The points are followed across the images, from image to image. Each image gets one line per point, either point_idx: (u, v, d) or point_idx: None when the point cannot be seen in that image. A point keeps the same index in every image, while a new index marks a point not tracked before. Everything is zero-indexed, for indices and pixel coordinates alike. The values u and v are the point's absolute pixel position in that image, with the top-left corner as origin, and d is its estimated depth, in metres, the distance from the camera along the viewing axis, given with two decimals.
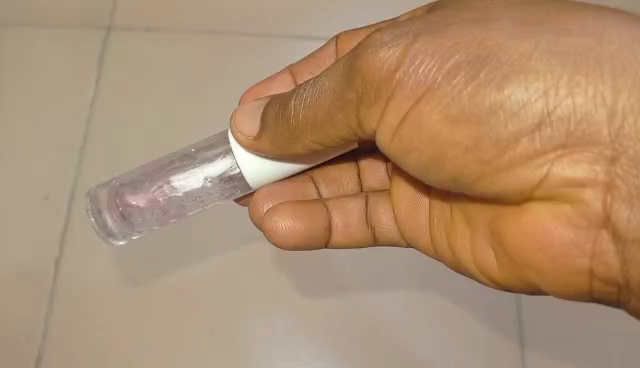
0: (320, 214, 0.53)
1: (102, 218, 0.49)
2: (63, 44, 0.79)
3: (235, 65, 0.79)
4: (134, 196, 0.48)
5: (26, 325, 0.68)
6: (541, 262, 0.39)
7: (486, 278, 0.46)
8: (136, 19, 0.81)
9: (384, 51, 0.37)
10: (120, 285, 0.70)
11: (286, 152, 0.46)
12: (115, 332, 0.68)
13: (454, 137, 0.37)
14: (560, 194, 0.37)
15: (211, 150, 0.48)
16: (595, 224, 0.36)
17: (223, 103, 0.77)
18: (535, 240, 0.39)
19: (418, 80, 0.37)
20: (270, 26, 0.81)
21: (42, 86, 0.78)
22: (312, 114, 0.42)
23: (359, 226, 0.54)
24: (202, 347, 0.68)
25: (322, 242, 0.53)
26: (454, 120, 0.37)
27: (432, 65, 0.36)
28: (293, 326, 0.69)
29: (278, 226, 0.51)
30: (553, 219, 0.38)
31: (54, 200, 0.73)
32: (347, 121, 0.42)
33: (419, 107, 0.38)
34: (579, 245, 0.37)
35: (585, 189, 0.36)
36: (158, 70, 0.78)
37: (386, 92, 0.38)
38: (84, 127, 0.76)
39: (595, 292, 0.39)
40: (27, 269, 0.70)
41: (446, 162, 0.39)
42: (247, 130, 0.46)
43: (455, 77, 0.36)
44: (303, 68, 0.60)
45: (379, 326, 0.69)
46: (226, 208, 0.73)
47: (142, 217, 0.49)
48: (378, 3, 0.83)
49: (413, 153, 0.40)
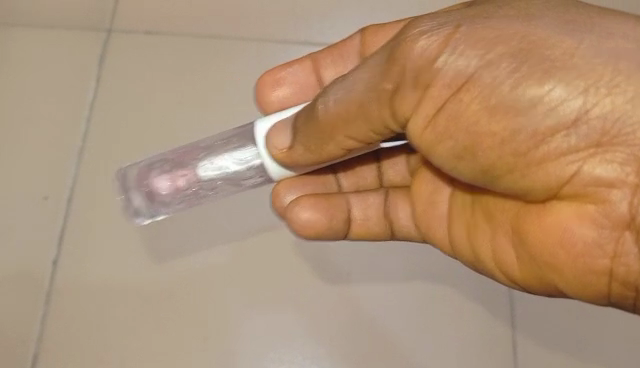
0: (340, 206, 0.53)
1: (130, 197, 0.49)
2: (65, 44, 0.79)
3: (230, 69, 0.79)
4: (162, 179, 0.48)
5: (23, 328, 0.68)
6: (563, 260, 0.39)
7: (505, 277, 0.46)
8: (137, 22, 0.81)
9: (423, 40, 0.38)
10: (116, 284, 0.70)
11: (319, 155, 0.46)
12: (110, 332, 0.68)
13: (491, 127, 0.38)
14: (586, 193, 0.37)
15: (237, 141, 0.49)
16: (617, 227, 0.37)
17: (226, 103, 0.78)
18: (559, 239, 0.39)
19: (457, 70, 0.38)
20: (273, 29, 0.82)
21: (42, 85, 0.78)
22: (343, 109, 0.43)
23: (378, 219, 0.55)
24: (195, 346, 0.68)
25: (341, 234, 0.54)
26: (493, 111, 0.37)
27: (473, 55, 0.37)
28: (291, 328, 0.69)
29: (300, 216, 0.51)
30: (577, 219, 0.38)
31: (53, 201, 0.73)
32: (382, 115, 0.43)
33: (459, 97, 0.38)
34: (601, 245, 0.38)
35: (613, 190, 0.36)
36: (155, 72, 0.79)
37: (425, 80, 0.39)
38: (85, 128, 0.76)
39: (613, 295, 0.39)
40: (25, 268, 0.70)
41: (480, 153, 0.39)
42: (280, 143, 0.46)
43: (497, 68, 0.37)
44: (325, 57, 0.59)
45: (376, 329, 0.70)
46: (225, 205, 0.73)
47: (169, 200, 0.49)
48: (376, 7, 0.84)
49: (446, 143, 0.40)
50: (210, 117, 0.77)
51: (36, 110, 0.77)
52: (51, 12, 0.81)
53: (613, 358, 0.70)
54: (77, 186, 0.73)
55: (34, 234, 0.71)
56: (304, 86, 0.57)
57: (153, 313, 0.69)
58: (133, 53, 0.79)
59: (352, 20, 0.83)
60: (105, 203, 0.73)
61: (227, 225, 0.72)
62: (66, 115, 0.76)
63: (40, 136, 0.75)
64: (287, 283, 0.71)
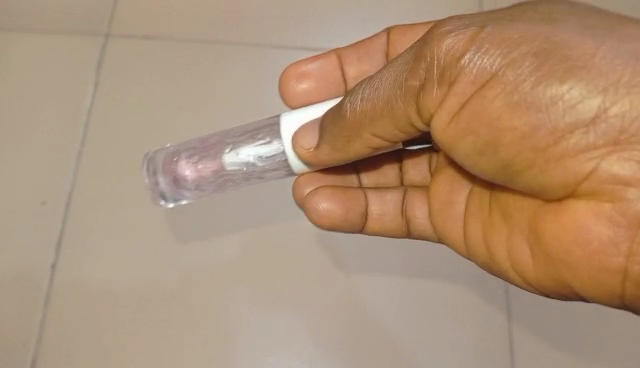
0: (358, 201, 0.56)
1: (157, 181, 0.52)
2: (63, 48, 0.80)
3: (227, 73, 0.79)
4: (187, 166, 0.51)
5: (21, 334, 0.68)
6: (580, 258, 0.40)
7: (520, 277, 0.47)
8: (134, 27, 0.81)
9: (450, 39, 0.39)
10: (113, 288, 0.70)
11: (345, 154, 0.49)
12: (108, 334, 0.69)
13: (513, 122, 0.38)
14: (602, 192, 0.38)
15: (259, 134, 0.51)
16: (632, 225, 0.37)
17: (224, 107, 0.78)
18: (576, 237, 0.39)
19: (482, 69, 0.38)
20: (270, 34, 0.82)
21: (40, 89, 0.78)
22: (372, 107, 0.45)
23: (395, 215, 0.57)
24: (192, 347, 0.68)
25: (357, 227, 0.56)
26: (516, 107, 0.38)
27: (498, 54, 0.38)
28: (294, 326, 0.69)
29: (318, 207, 0.54)
30: (593, 216, 0.38)
31: (50, 206, 0.73)
32: (407, 113, 0.44)
33: (482, 94, 0.39)
34: (616, 243, 0.38)
35: (629, 188, 0.37)
36: (153, 77, 0.79)
37: (451, 78, 0.40)
38: (83, 134, 0.76)
39: (627, 295, 0.40)
40: (24, 271, 0.71)
41: (501, 148, 0.40)
42: (307, 143, 0.49)
43: (520, 66, 0.37)
44: (350, 53, 0.62)
45: (378, 329, 0.70)
46: (225, 208, 0.74)
47: (193, 185, 0.51)
48: (373, 13, 0.84)
49: (469, 137, 0.41)
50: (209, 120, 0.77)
51: (34, 115, 0.77)
52: (50, 17, 0.81)
53: (612, 361, 0.70)
54: (75, 191, 0.74)
55: (32, 238, 0.72)
56: (327, 81, 0.61)
57: (151, 315, 0.69)
58: (131, 58, 0.80)
59: (348, 24, 0.83)
60: (103, 207, 0.73)
61: (225, 230, 0.73)
62: (65, 120, 0.77)
63: (39, 141, 0.76)
64: (291, 285, 0.71)
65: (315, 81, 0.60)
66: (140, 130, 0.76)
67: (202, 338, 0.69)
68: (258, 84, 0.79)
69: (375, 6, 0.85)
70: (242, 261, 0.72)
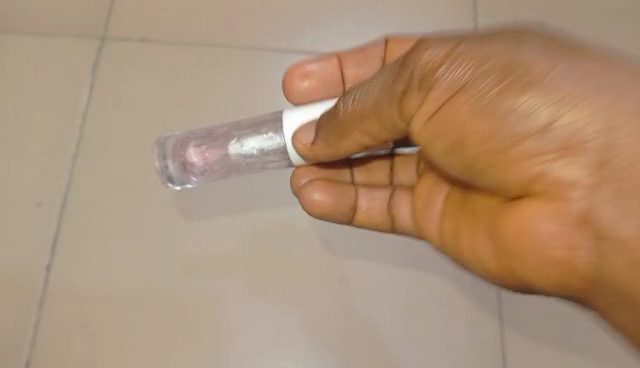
0: (347, 194, 0.58)
1: (165, 164, 0.56)
2: (59, 51, 0.80)
3: (223, 77, 0.80)
4: (194, 153, 0.55)
5: (14, 336, 0.69)
6: (527, 252, 0.40)
7: (478, 273, 0.47)
8: (130, 29, 0.82)
9: (430, 51, 0.42)
10: (108, 289, 0.71)
11: (336, 151, 0.52)
12: (104, 335, 0.69)
13: (474, 127, 0.40)
14: (549, 192, 0.38)
15: (263, 127, 0.55)
16: (574, 226, 0.38)
17: (219, 110, 0.79)
18: (524, 231, 0.39)
19: (453, 80, 0.41)
20: (265, 37, 0.83)
21: (36, 92, 0.78)
22: (359, 108, 0.48)
23: (381, 210, 0.58)
24: (187, 347, 0.69)
25: (345, 218, 0.59)
26: (478, 113, 0.40)
27: (470, 67, 0.40)
28: (289, 328, 0.70)
29: (310, 197, 0.57)
30: (542, 211, 0.38)
31: (46, 207, 0.74)
32: (387, 119, 0.47)
33: (451, 102, 0.41)
34: (560, 237, 0.38)
35: (573, 189, 0.37)
36: (148, 80, 0.80)
37: (426, 86, 0.42)
38: (76, 137, 0.77)
39: (572, 290, 0.40)
40: (19, 273, 0.71)
41: (464, 152, 0.41)
42: (305, 138, 0.53)
43: (488, 78, 0.39)
44: (351, 56, 0.63)
45: (371, 334, 0.71)
46: (222, 208, 0.74)
47: (200, 171, 0.56)
48: (368, 16, 0.85)
49: (437, 141, 0.43)
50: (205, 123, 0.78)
51: (30, 117, 0.77)
52: (46, 19, 0.81)
53: (601, 359, 0.72)
54: (70, 193, 0.74)
55: (28, 240, 0.72)
56: (327, 84, 0.62)
57: (146, 316, 0.70)
58: (127, 61, 0.80)
59: (343, 27, 0.84)
60: (99, 209, 0.74)
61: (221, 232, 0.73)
62: (60, 122, 0.77)
63: (35, 143, 0.76)
64: (288, 288, 0.72)
65: (316, 83, 0.62)
66: (136, 133, 0.77)
67: (196, 339, 0.70)
68: (253, 87, 0.80)
69: (368, 10, 0.85)
70: (235, 261, 0.72)
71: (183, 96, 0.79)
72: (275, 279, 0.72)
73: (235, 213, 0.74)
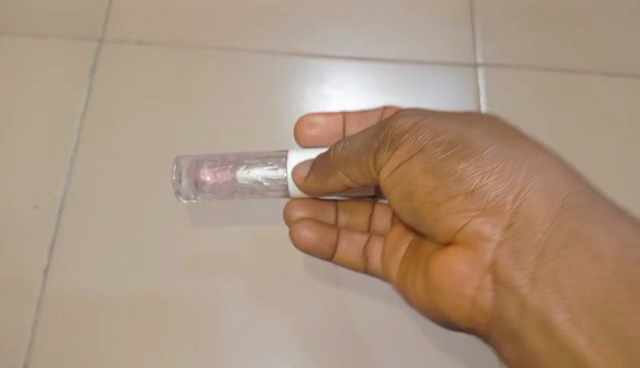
0: (330, 235, 0.71)
1: (180, 180, 0.69)
2: (57, 54, 0.81)
3: (222, 80, 0.81)
4: (208, 174, 0.68)
5: (11, 337, 0.69)
6: (448, 288, 0.53)
7: (456, 315, 0.53)
8: (127, 32, 0.82)
9: (403, 119, 0.55)
10: (106, 291, 0.71)
11: (324, 186, 0.64)
12: (102, 335, 0.69)
13: (425, 181, 0.53)
14: (469, 242, 0.51)
15: (268, 161, 0.68)
16: (483, 267, 0.50)
17: (218, 112, 0.79)
18: (446, 273, 0.52)
19: (414, 142, 0.53)
20: (263, 39, 0.83)
21: (34, 94, 0.79)
22: (347, 154, 0.60)
23: (356, 253, 0.71)
24: (186, 347, 0.69)
25: (326, 255, 0.71)
26: (428, 171, 0.52)
27: (426, 134, 0.53)
28: (286, 331, 0.71)
29: (301, 232, 0.70)
30: (463, 259, 0.51)
31: (44, 209, 0.74)
32: (368, 164, 0.58)
33: (410, 160, 0.54)
34: (470, 278, 0.51)
35: (488, 242, 0.49)
36: (146, 82, 0.80)
37: (396, 144, 0.54)
38: (75, 140, 0.77)
39: (522, 338, 0.47)
40: (17, 274, 0.71)
41: (416, 201, 0.54)
42: (300, 170, 0.65)
43: (438, 144, 0.52)
44: (353, 119, 0.75)
45: (367, 343, 0.71)
46: (220, 215, 0.75)
47: (207, 189, 0.69)
48: (365, 19, 0.86)
49: (399, 188, 0.55)
50: (203, 124, 0.78)
51: (28, 120, 0.78)
52: (43, 22, 0.82)
53: None
54: (68, 197, 0.74)
55: (26, 241, 0.72)
56: (330, 136, 0.74)
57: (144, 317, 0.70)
58: (125, 63, 0.80)
59: (341, 29, 0.85)
60: (97, 211, 0.74)
61: (219, 237, 0.74)
62: (58, 125, 0.77)
63: (32, 145, 0.76)
64: (284, 296, 0.72)
65: (321, 134, 0.74)
66: (134, 135, 0.77)
67: (195, 341, 0.70)
68: (251, 89, 0.80)
69: (364, 12, 0.86)
70: (232, 267, 0.73)
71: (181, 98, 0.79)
72: (272, 284, 0.72)
73: (233, 218, 0.75)
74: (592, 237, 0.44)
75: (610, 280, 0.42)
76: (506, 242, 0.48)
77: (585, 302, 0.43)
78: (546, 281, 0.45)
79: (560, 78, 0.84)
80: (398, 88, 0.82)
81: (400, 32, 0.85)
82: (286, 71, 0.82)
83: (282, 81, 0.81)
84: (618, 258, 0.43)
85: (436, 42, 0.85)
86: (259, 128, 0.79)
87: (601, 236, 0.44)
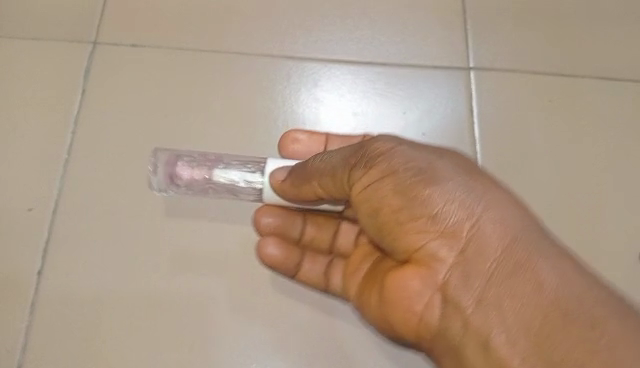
0: (295, 253, 0.71)
1: (156, 172, 0.69)
2: (51, 57, 0.81)
3: (216, 82, 0.81)
4: (185, 169, 0.68)
5: (5, 337, 0.69)
6: (398, 305, 0.54)
7: (402, 328, 0.55)
8: (121, 34, 0.82)
9: (380, 142, 0.56)
10: (99, 292, 0.71)
11: (298, 193, 0.64)
12: (96, 337, 0.69)
13: (391, 201, 0.53)
14: (425, 262, 0.52)
15: (246, 165, 0.69)
16: (435, 286, 0.51)
17: (212, 114, 0.79)
18: (398, 290, 0.54)
19: (387, 164, 0.54)
20: (257, 42, 0.83)
21: (28, 96, 0.79)
22: (323, 166, 0.60)
23: (318, 275, 0.72)
24: (180, 348, 0.69)
25: (289, 273, 0.72)
26: (397, 191, 0.53)
27: (401, 159, 0.54)
28: (279, 332, 0.71)
29: (268, 248, 0.71)
30: (415, 279, 0.52)
31: (38, 211, 0.74)
32: (342, 178, 0.59)
33: (381, 180, 0.54)
34: (422, 296, 0.52)
35: (442, 265, 0.51)
36: (140, 85, 0.80)
37: (370, 163, 0.55)
38: (69, 141, 0.77)
39: (462, 352, 0.50)
40: (11, 276, 0.71)
41: (380, 219, 0.55)
42: (278, 174, 0.66)
43: (410, 167, 0.53)
44: (338, 140, 0.76)
45: (361, 342, 0.71)
46: (213, 216, 0.75)
47: (182, 184, 0.69)
48: (358, 22, 0.86)
49: (366, 205, 0.56)
50: (197, 126, 0.78)
51: (22, 122, 0.78)
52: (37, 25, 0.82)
53: None
54: (62, 199, 0.74)
55: (20, 242, 0.72)
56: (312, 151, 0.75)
57: (138, 318, 0.70)
58: (119, 66, 0.81)
59: (334, 32, 0.85)
60: (90, 213, 0.74)
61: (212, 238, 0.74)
62: (53, 127, 0.78)
63: (27, 147, 0.77)
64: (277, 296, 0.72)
65: (305, 149, 0.75)
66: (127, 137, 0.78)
67: (188, 343, 0.70)
68: (245, 91, 0.81)
69: (358, 16, 0.86)
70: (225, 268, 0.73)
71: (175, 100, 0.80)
72: (266, 285, 0.72)
73: (227, 220, 0.75)
74: (537, 271, 0.47)
75: (549, 308, 0.45)
76: (459, 266, 0.50)
77: (523, 327, 0.46)
78: (491, 304, 0.48)
79: (553, 80, 0.85)
80: (392, 91, 0.83)
81: (395, 34, 0.86)
82: (280, 73, 0.82)
83: (275, 83, 0.81)
84: (558, 292, 0.46)
85: (429, 45, 0.85)
86: (253, 130, 0.79)
87: (545, 271, 0.47)
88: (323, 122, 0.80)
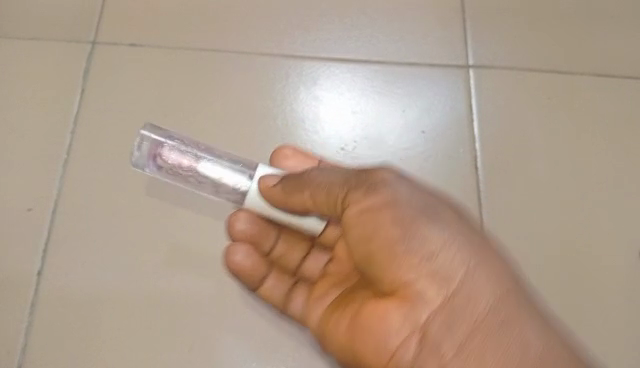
0: (260, 268, 0.69)
1: (141, 144, 0.66)
2: (50, 57, 0.81)
3: (215, 82, 0.81)
4: (172, 152, 0.66)
5: (6, 339, 0.68)
6: (368, 338, 0.52)
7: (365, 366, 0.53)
8: (120, 34, 0.82)
9: (385, 173, 0.55)
10: (99, 293, 0.71)
11: (285, 200, 0.62)
12: (96, 338, 0.69)
13: (387, 230, 0.52)
14: (408, 299, 0.51)
15: (237, 165, 0.66)
16: (412, 325, 0.50)
17: (211, 114, 0.79)
18: (373, 325, 0.52)
19: (391, 195, 0.54)
20: (256, 42, 0.83)
21: (27, 97, 0.79)
22: (318, 182, 0.59)
23: (279, 294, 0.69)
24: (180, 349, 0.69)
25: (251, 285, 0.70)
26: (396, 221, 0.52)
27: (405, 193, 0.54)
28: (279, 332, 0.71)
29: (235, 255, 0.69)
30: (395, 314, 0.51)
31: (37, 212, 0.74)
32: (337, 198, 0.57)
33: (380, 208, 0.53)
34: (399, 335, 0.51)
35: (427, 306, 0.50)
36: (139, 85, 0.80)
37: (371, 189, 0.54)
38: (68, 141, 0.77)
39: None
40: (11, 277, 0.71)
41: (366, 246, 0.54)
42: (270, 178, 0.63)
43: (413, 203, 0.53)
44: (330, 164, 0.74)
45: None
46: (213, 215, 0.74)
47: (164, 166, 0.66)
48: (358, 21, 0.86)
49: (355, 231, 0.55)
50: (196, 126, 0.78)
51: (21, 123, 0.78)
52: (36, 25, 0.82)
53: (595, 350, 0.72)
54: (61, 199, 0.74)
55: (19, 243, 0.72)
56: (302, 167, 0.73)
57: (138, 319, 0.70)
58: (118, 66, 0.81)
59: (333, 31, 0.85)
60: (90, 213, 0.74)
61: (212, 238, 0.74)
62: (52, 127, 0.77)
63: (26, 148, 0.76)
64: None
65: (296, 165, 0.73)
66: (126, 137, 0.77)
67: (188, 343, 0.69)
68: (244, 90, 0.81)
69: (357, 14, 0.86)
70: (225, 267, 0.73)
71: (174, 100, 0.80)
72: None
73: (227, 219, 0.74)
74: (522, 333, 0.49)
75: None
76: (444, 313, 0.50)
77: None
78: (475, 357, 0.49)
79: (552, 78, 0.85)
80: (391, 90, 0.82)
81: (394, 32, 0.86)
82: (279, 73, 0.82)
83: (275, 82, 0.81)
84: (543, 354, 0.48)
85: (428, 43, 0.85)
86: (252, 130, 0.79)
87: (529, 336, 0.49)
88: (323, 121, 0.80)
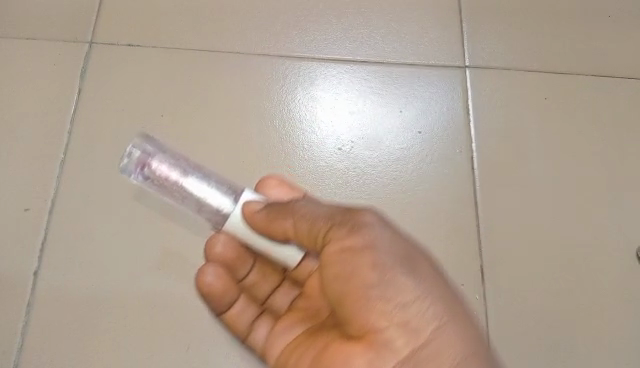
0: (231, 293, 0.67)
1: (130, 152, 0.59)
2: (47, 58, 0.80)
3: (212, 82, 0.81)
4: (159, 162, 0.58)
5: (3, 338, 0.68)
6: None
7: None
8: (116, 35, 0.82)
9: (368, 215, 0.53)
10: (95, 294, 0.71)
11: (265, 228, 0.56)
12: (92, 339, 0.69)
13: (364, 272, 0.50)
14: (377, 346, 0.49)
15: (226, 188, 0.59)
16: None
17: (208, 114, 0.79)
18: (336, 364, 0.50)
19: (373, 238, 0.52)
20: (253, 43, 0.83)
21: (23, 97, 0.78)
22: (303, 214, 0.56)
23: (244, 322, 0.67)
24: (176, 350, 0.69)
25: (219, 307, 0.68)
26: (374, 265, 0.50)
27: (387, 238, 0.52)
28: None
29: (206, 275, 0.66)
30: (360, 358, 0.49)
31: (33, 213, 0.73)
32: (318, 233, 0.54)
33: (359, 249, 0.51)
34: None
35: (394, 354, 0.49)
36: (136, 85, 0.80)
37: (353, 229, 0.52)
38: (65, 141, 0.77)
39: None
40: (7, 277, 0.70)
41: (340, 285, 0.52)
42: (255, 203, 0.57)
43: (391, 249, 0.51)
44: None
45: None
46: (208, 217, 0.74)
47: (148, 176, 0.58)
48: (354, 22, 0.86)
49: (331, 269, 0.53)
50: (193, 125, 0.78)
51: (18, 122, 0.77)
52: (33, 25, 0.82)
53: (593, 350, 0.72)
54: (58, 200, 0.74)
55: (16, 243, 0.72)
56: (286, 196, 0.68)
57: (134, 320, 0.70)
58: (115, 66, 0.80)
59: (330, 32, 0.85)
60: (87, 214, 0.74)
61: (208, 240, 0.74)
62: (49, 127, 0.77)
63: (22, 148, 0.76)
64: None
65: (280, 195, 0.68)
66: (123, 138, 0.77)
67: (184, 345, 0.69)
68: (241, 89, 0.81)
69: (353, 16, 0.86)
70: None
71: (171, 100, 0.79)
72: None
73: None
74: None
75: None
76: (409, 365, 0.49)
77: None
78: None
79: (549, 79, 0.85)
80: (388, 90, 0.83)
81: (391, 34, 0.86)
82: (276, 73, 0.82)
83: (272, 82, 0.81)
84: None
85: (425, 44, 0.85)
86: (249, 129, 0.78)
87: None
88: (320, 122, 0.80)
